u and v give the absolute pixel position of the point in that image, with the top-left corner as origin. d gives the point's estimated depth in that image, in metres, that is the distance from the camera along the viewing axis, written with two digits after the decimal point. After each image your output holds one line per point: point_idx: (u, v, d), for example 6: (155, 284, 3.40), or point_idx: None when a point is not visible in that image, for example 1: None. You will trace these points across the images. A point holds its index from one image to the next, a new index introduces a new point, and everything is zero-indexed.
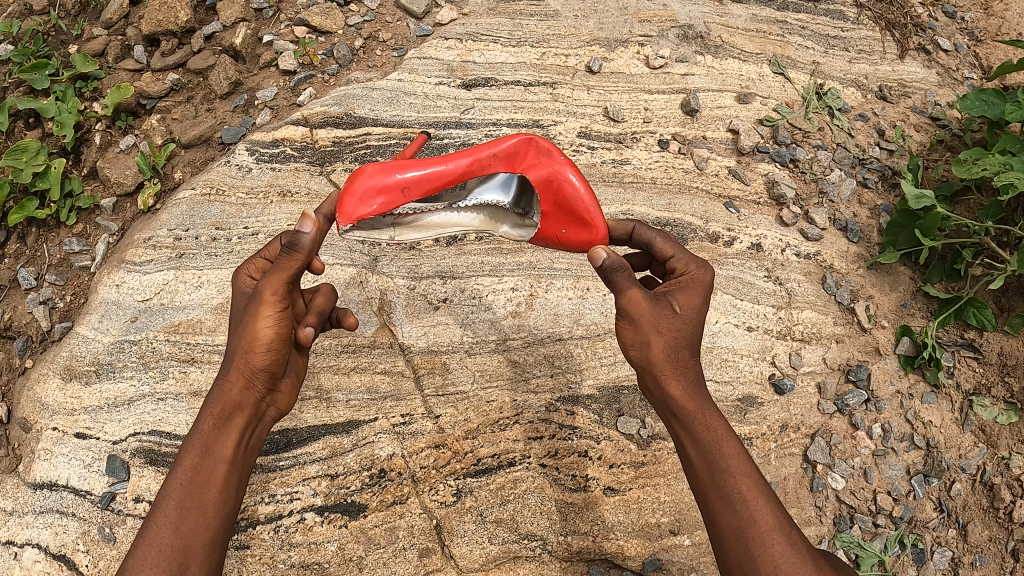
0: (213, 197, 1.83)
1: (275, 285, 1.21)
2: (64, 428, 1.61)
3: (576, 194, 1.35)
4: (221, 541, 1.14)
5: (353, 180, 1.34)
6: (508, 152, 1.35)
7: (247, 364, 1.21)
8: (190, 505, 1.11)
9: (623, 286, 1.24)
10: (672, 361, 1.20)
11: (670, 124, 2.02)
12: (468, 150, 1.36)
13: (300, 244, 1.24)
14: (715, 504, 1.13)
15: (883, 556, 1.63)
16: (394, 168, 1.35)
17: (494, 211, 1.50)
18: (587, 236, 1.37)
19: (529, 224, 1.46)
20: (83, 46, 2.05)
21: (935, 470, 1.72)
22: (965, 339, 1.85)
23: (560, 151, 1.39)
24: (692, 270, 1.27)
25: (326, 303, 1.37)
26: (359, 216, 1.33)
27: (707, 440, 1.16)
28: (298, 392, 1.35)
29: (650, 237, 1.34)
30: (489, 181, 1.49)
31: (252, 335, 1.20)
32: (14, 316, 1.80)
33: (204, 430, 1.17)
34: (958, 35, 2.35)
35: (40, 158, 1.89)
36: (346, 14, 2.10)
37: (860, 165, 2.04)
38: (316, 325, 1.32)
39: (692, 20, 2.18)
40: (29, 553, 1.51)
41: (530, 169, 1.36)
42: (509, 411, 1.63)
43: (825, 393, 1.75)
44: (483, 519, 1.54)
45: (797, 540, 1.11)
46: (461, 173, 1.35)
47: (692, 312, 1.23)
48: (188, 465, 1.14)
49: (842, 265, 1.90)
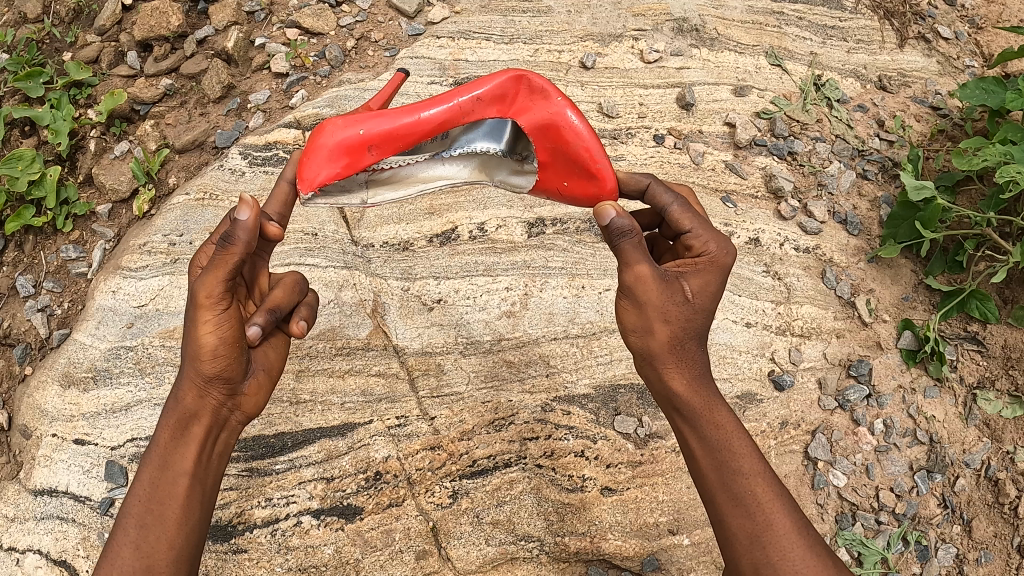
0: (207, 202, 1.83)
1: (209, 287, 1.16)
2: (63, 435, 1.61)
3: (579, 142, 1.28)
4: (192, 555, 1.15)
5: (316, 138, 1.31)
6: (494, 95, 1.28)
7: (197, 372, 1.18)
8: (151, 523, 1.12)
9: (632, 259, 1.16)
10: (676, 352, 1.19)
11: (665, 120, 2.00)
12: (445, 96, 1.29)
13: (236, 237, 1.16)
14: (725, 505, 1.13)
15: (887, 553, 1.62)
16: (361, 121, 1.30)
17: (486, 158, 1.43)
18: (593, 189, 1.31)
19: (529, 170, 1.40)
20: (78, 53, 2.06)
21: (938, 466, 1.69)
22: (968, 332, 1.81)
23: (556, 88, 1.30)
24: (710, 249, 1.21)
25: (284, 297, 1.31)
26: (322, 180, 1.30)
27: (718, 440, 1.15)
28: (270, 389, 1.30)
29: (667, 202, 1.25)
30: (476, 127, 1.39)
31: (196, 343, 1.17)
32: (13, 323, 1.81)
33: (161, 442, 1.18)
34: (958, 23, 2.31)
35: (35, 167, 1.88)
36: (338, 15, 2.09)
37: (860, 157, 2.00)
38: (265, 323, 1.25)
39: (686, 13, 2.16)
40: (30, 559, 1.53)
41: (521, 112, 1.29)
42: (504, 411, 1.62)
43: (825, 389, 1.73)
44: (479, 521, 1.54)
45: (815, 542, 1.11)
46: (441, 123, 1.29)
47: (704, 299, 1.19)
48: (148, 480, 1.15)
49: (842, 259, 1.88)
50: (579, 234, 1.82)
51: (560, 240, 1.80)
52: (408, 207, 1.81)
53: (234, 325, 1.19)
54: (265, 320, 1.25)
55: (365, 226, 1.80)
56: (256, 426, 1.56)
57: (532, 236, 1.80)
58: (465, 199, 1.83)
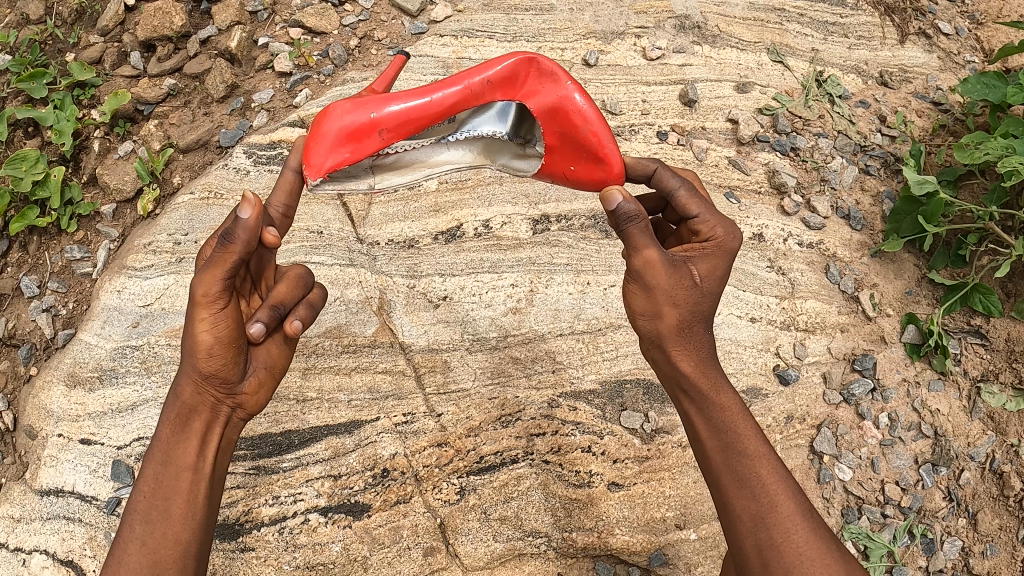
0: (212, 201, 1.83)
1: (207, 286, 1.15)
2: (69, 435, 1.61)
3: (587, 126, 1.28)
4: (199, 550, 1.14)
5: (322, 123, 1.29)
6: (503, 77, 1.27)
7: (195, 369, 1.18)
8: (155, 518, 1.12)
9: (639, 244, 1.16)
10: (683, 336, 1.19)
11: (668, 116, 2.01)
12: (456, 78, 1.28)
13: (236, 236, 1.14)
14: (729, 487, 1.13)
15: (892, 547, 1.62)
16: (369, 106, 1.29)
17: (490, 141, 1.44)
18: (600, 174, 1.32)
19: (533, 154, 1.42)
20: (80, 54, 2.06)
21: (943, 459, 1.70)
22: (972, 325, 1.83)
23: (565, 72, 1.29)
24: (717, 233, 1.22)
25: (288, 293, 1.29)
26: (329, 166, 1.30)
27: (723, 421, 1.16)
28: (271, 386, 1.29)
29: (674, 185, 1.26)
30: (482, 112, 1.39)
31: (194, 341, 1.17)
32: (17, 324, 1.81)
33: (163, 438, 1.18)
34: (958, 19, 2.32)
35: (39, 167, 1.88)
36: (341, 14, 2.10)
37: (862, 152, 2.01)
38: (268, 320, 1.24)
39: (688, 11, 2.16)
40: (37, 559, 1.53)
41: (531, 95, 1.28)
42: (511, 408, 1.63)
43: (830, 383, 1.74)
44: (487, 517, 1.55)
45: (818, 524, 1.11)
46: (451, 106, 1.28)
47: (711, 283, 1.20)
48: (151, 476, 1.15)
49: (846, 254, 1.88)
50: (583, 231, 1.82)
51: (565, 237, 1.81)
52: (413, 204, 1.82)
53: (232, 322, 1.19)
54: (268, 317, 1.24)
55: (370, 224, 1.80)
56: (264, 424, 1.57)
57: (536, 233, 1.80)
58: (469, 196, 1.83)
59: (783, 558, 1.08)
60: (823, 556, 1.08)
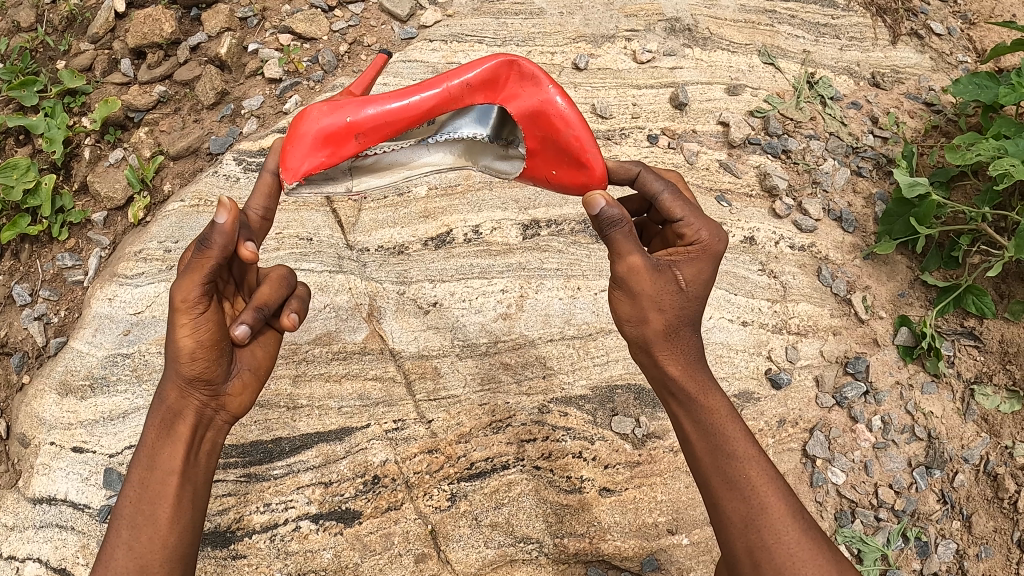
0: (202, 208, 1.83)
1: (186, 291, 1.15)
2: (62, 443, 1.61)
3: (570, 131, 1.27)
4: (186, 554, 1.14)
5: (300, 125, 1.30)
6: (483, 80, 1.27)
7: (178, 374, 1.18)
8: (141, 523, 1.11)
9: (623, 250, 1.15)
10: (671, 340, 1.18)
11: (659, 119, 2.00)
12: (437, 81, 1.28)
13: (213, 240, 1.15)
14: (719, 490, 1.13)
15: (887, 550, 1.62)
16: (347, 109, 1.29)
17: (471, 143, 1.42)
18: (583, 178, 1.31)
19: (514, 156, 1.40)
20: (71, 61, 2.06)
21: (937, 461, 1.69)
22: (965, 327, 1.81)
23: (547, 75, 1.29)
24: (702, 236, 1.21)
25: (272, 294, 1.29)
26: (305, 170, 1.30)
27: (711, 424, 1.15)
28: (257, 388, 1.29)
29: (658, 189, 1.26)
30: (463, 114, 1.38)
31: (176, 346, 1.16)
32: (9, 332, 1.81)
33: (148, 443, 1.17)
34: (950, 19, 2.31)
35: (30, 175, 1.90)
36: (331, 20, 2.10)
37: (854, 154, 2.01)
38: (253, 322, 1.24)
39: (679, 13, 2.16)
40: (30, 567, 1.53)
41: (511, 98, 1.28)
42: (501, 413, 1.62)
43: (822, 386, 1.73)
44: (478, 523, 1.54)
45: (807, 523, 1.11)
46: (430, 109, 1.29)
47: (697, 288, 1.19)
48: (137, 481, 1.15)
49: (838, 257, 1.88)
50: (573, 235, 1.82)
51: (555, 242, 1.80)
52: (402, 210, 1.82)
53: (214, 326, 1.18)
54: (252, 319, 1.24)
55: (359, 230, 1.80)
56: (255, 432, 1.57)
57: (526, 238, 1.80)
58: (459, 201, 1.83)
59: (774, 559, 1.08)
60: (813, 555, 1.08)
